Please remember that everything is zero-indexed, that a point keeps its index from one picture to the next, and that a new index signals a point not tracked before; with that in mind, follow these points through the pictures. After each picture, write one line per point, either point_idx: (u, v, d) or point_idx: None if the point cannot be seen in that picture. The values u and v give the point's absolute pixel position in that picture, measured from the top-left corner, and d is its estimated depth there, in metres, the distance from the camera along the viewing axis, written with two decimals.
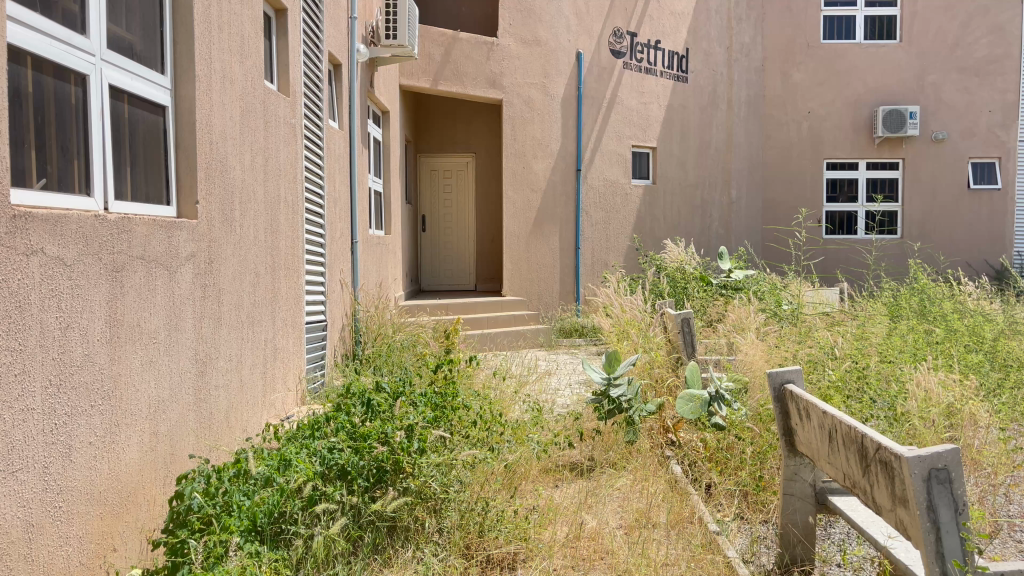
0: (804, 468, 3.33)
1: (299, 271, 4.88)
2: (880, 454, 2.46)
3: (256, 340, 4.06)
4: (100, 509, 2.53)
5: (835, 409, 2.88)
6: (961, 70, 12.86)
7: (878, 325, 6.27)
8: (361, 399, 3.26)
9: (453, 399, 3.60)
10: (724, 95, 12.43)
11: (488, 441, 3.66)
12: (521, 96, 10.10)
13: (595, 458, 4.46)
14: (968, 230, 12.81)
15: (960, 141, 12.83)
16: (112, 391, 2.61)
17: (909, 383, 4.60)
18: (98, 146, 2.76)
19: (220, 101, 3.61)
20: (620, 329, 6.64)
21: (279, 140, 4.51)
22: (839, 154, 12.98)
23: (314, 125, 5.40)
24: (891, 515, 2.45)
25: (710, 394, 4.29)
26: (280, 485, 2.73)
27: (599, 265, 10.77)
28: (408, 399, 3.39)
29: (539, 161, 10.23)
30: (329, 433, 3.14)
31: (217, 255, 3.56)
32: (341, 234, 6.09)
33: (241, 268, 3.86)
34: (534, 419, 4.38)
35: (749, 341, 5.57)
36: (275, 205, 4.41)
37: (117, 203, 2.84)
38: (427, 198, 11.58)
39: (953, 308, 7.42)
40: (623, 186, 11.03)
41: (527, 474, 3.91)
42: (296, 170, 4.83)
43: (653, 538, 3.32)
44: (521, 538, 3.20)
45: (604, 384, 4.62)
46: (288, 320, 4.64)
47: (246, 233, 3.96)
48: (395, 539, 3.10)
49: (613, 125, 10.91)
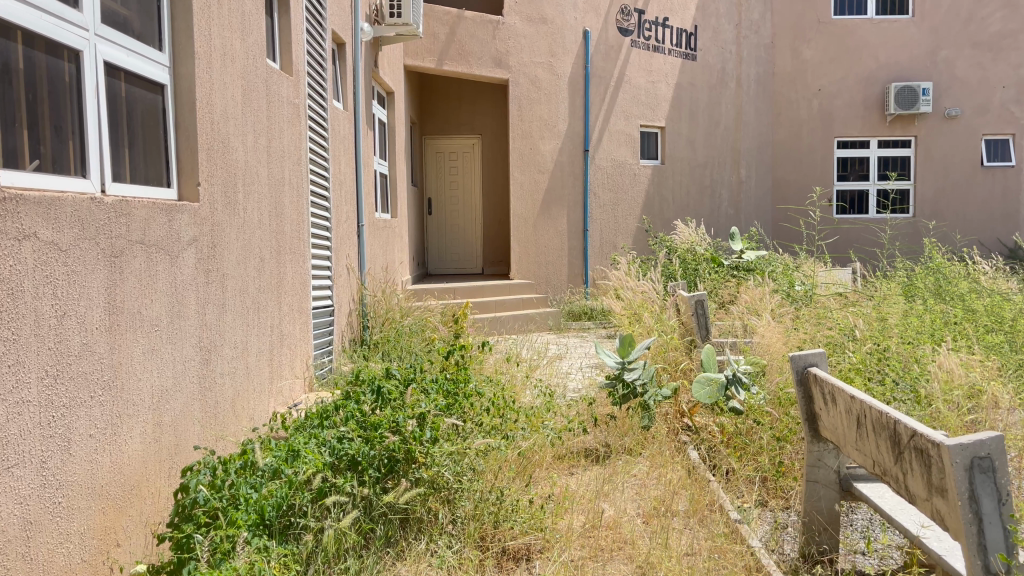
0: (828, 454, 3.27)
1: (305, 255, 4.76)
2: (916, 441, 2.40)
3: (262, 327, 3.95)
4: (101, 504, 2.44)
5: (864, 394, 2.80)
6: (975, 45, 12.63)
7: (893, 305, 6.19)
8: (371, 386, 3.12)
9: (465, 385, 3.45)
10: (734, 73, 12.21)
11: (502, 430, 3.52)
12: (527, 75, 9.93)
13: (611, 444, 4.33)
14: (982, 207, 12.62)
15: (973, 117, 12.61)
16: (113, 380, 2.52)
17: (931, 364, 4.49)
18: (93, 125, 2.65)
19: (221, 81, 3.47)
20: (631, 312, 6.49)
21: (282, 120, 4.37)
22: (851, 133, 12.77)
23: (316, 104, 5.21)
24: (926, 505, 2.39)
25: (728, 377, 4.20)
26: (289, 476, 2.60)
27: (608, 247, 10.62)
28: (419, 387, 3.25)
29: (546, 142, 10.08)
30: (338, 422, 2.98)
31: (220, 238, 3.43)
32: (347, 217, 5.96)
33: (245, 252, 3.75)
34: (547, 404, 4.27)
35: (765, 322, 5.43)
36: (279, 187, 4.30)
37: (115, 185, 2.73)
38: (433, 180, 11.46)
39: (969, 287, 7.31)
40: (631, 166, 10.87)
41: (542, 461, 3.82)
42: (300, 151, 4.70)
43: (674, 528, 3.24)
44: (538, 529, 3.09)
45: (618, 369, 4.48)
46: (295, 306, 4.52)
47: (251, 217, 3.84)
48: (407, 532, 2.95)
49: (620, 105, 10.72)
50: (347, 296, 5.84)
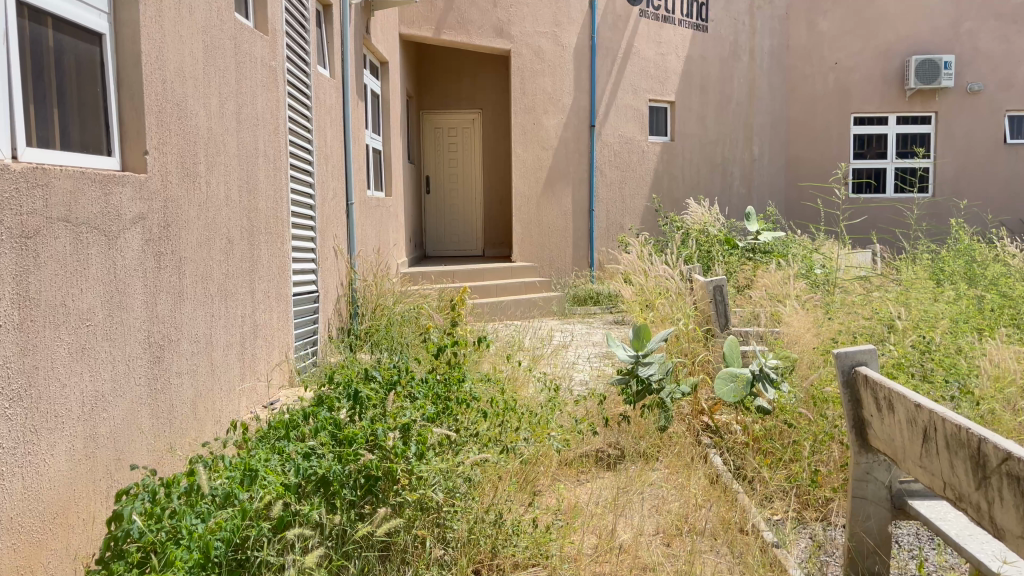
0: (879, 466, 2.84)
1: (285, 237, 4.31)
2: (1012, 466, 1.96)
3: (231, 318, 3.50)
4: (12, 539, 2.01)
5: (933, 402, 2.36)
6: (999, 17, 12.05)
7: (923, 289, 5.73)
8: (346, 391, 2.66)
9: (460, 387, 2.99)
10: (747, 45, 11.64)
11: (503, 441, 3.08)
12: (530, 46, 9.40)
13: (624, 448, 3.89)
14: (1005, 186, 12.10)
15: (996, 92, 12.05)
16: (25, 388, 2.07)
17: (981, 359, 4.04)
18: (3, 76, 2.16)
19: (175, 33, 2.98)
20: (643, 299, 6.00)
21: (255, 84, 3.89)
22: (868, 109, 12.22)
23: (298, 69, 4.72)
24: (1021, 543, 1.96)
25: (754, 372, 3.73)
26: (242, 504, 2.14)
27: (615, 228, 10.15)
28: (405, 391, 2.78)
29: (550, 116, 9.57)
30: (307, 434, 2.51)
31: (175, 216, 2.96)
32: (334, 194, 5.48)
33: (208, 233, 3.28)
34: (550, 403, 3.80)
35: (792, 311, 4.94)
36: (252, 159, 3.83)
37: (32, 150, 2.25)
38: (431, 157, 10.96)
39: (1001, 271, 6.84)
40: (639, 143, 10.36)
41: (545, 471, 3.38)
42: (278, 119, 4.23)
43: (702, 556, 2.79)
44: (541, 557, 2.65)
45: (632, 363, 3.99)
46: (272, 292, 4.07)
47: (215, 192, 3.36)
48: (387, 566, 2.47)
49: (628, 78, 10.21)
50: (335, 281, 5.39)
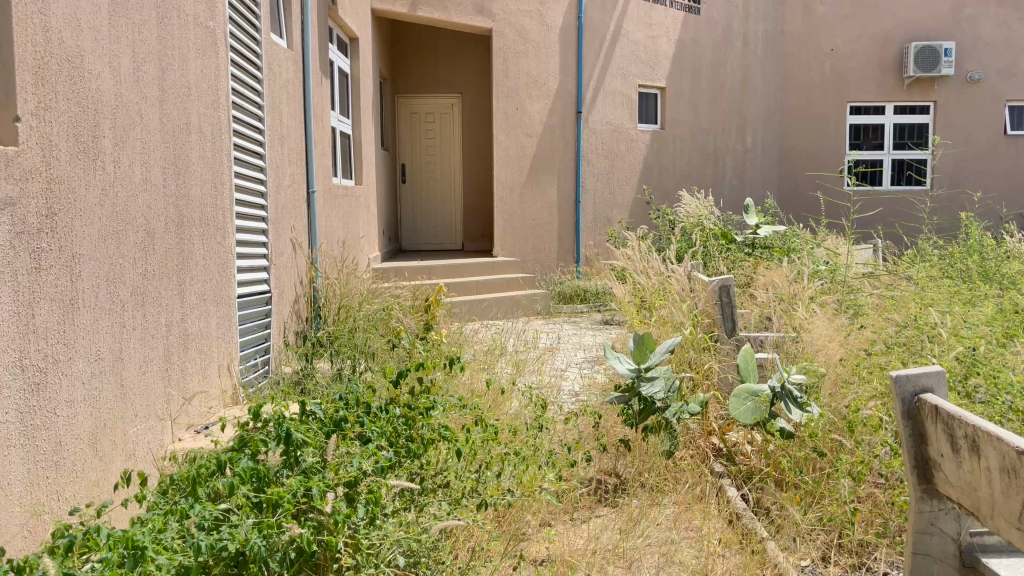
0: (945, 515, 2.00)
1: (227, 228, 3.69)
2: None
3: (149, 329, 2.87)
4: None
5: None
6: (1000, 3, 11.59)
7: (946, 289, 5.20)
8: (276, 431, 2.06)
9: (427, 422, 2.42)
10: (740, 30, 11.07)
11: (481, 487, 2.51)
12: (512, 26, 8.77)
13: (626, 479, 3.33)
14: (1005, 178, 11.67)
15: (997, 80, 11.60)
16: None
17: None
18: None
19: None
20: (639, 302, 5.45)
21: (185, 46, 3.25)
22: (865, 97, 11.72)
23: (245, 35, 4.08)
24: None
25: (774, 390, 3.19)
26: None
27: (603, 220, 9.59)
28: (354, 432, 2.19)
29: (534, 102, 8.96)
30: (221, 491, 1.90)
31: (63, 201, 2.32)
32: (292, 180, 4.86)
33: (115, 225, 2.64)
34: (536, 424, 3.21)
35: (809, 316, 4.39)
36: (180, 133, 3.19)
37: None
38: (407, 143, 10.32)
39: (1018, 267, 6.35)
40: (628, 130, 9.78)
41: (528, 517, 2.80)
42: (217, 91, 3.60)
43: None
44: None
45: (633, 378, 3.38)
46: (208, 294, 3.45)
47: (125, 173, 2.72)
48: None
49: (617, 62, 9.62)
50: (293, 278, 4.79)
